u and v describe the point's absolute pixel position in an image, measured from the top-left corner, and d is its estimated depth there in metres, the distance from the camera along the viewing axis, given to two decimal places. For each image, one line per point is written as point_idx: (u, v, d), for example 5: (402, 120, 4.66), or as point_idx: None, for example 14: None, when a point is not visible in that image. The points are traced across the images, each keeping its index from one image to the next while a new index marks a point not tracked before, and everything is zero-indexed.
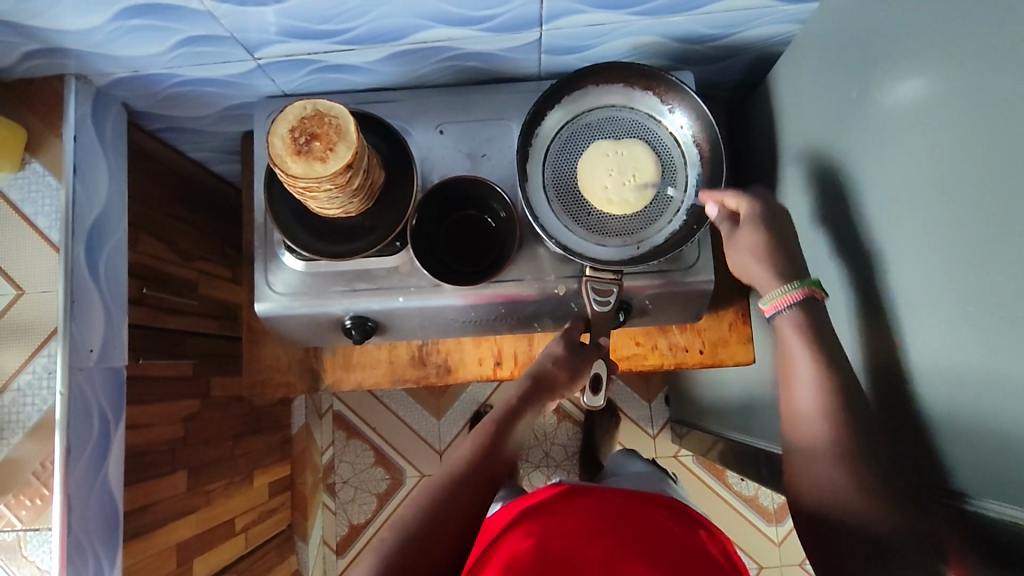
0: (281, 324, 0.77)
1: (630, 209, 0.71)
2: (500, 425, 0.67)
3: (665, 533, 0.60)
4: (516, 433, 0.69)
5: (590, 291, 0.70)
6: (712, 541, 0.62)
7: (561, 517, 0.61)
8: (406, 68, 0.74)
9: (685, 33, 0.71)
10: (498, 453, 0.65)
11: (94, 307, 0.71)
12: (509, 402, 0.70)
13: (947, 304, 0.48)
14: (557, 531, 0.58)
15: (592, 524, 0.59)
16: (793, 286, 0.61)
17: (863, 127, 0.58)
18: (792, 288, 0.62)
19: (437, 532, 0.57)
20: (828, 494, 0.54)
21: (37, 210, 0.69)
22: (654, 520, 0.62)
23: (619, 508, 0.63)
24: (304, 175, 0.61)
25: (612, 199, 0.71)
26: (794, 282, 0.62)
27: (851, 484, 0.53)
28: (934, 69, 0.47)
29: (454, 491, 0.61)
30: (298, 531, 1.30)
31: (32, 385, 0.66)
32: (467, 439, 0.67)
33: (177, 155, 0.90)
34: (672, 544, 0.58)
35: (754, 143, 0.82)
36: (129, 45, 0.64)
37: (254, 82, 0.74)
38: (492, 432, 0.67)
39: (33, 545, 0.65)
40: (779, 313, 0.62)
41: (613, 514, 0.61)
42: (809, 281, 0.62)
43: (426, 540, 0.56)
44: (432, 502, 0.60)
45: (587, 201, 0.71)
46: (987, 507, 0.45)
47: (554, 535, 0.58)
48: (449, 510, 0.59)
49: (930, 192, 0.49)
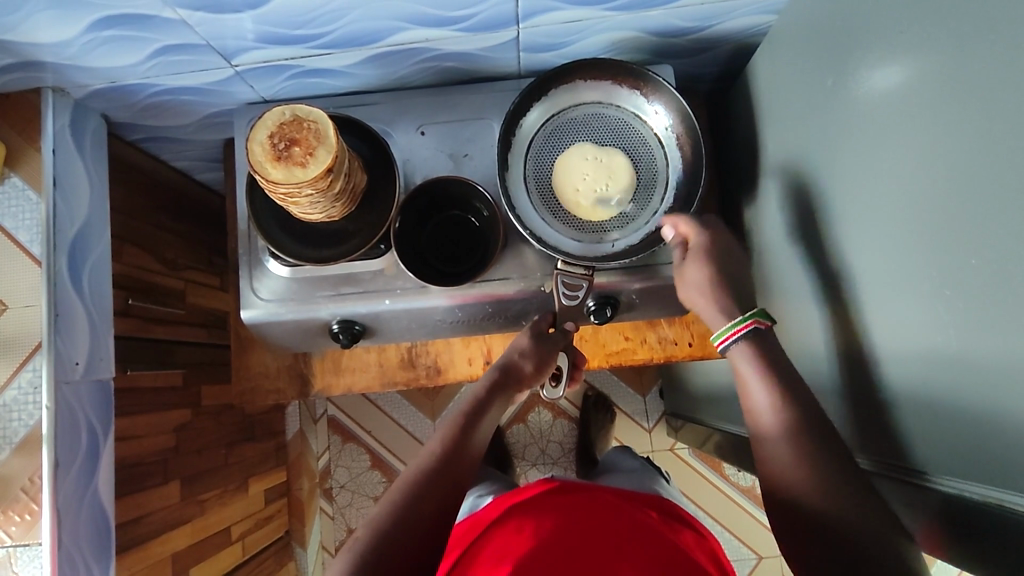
0: (269, 330, 0.77)
1: (597, 215, 0.72)
2: (468, 417, 0.66)
3: (647, 531, 0.60)
4: (482, 426, 0.66)
5: (560, 285, 0.69)
6: (698, 545, 0.63)
7: (543, 509, 0.63)
8: (385, 70, 0.74)
9: (662, 26, 0.71)
10: (467, 447, 0.63)
11: (78, 320, 0.71)
12: (476, 394, 0.69)
13: (924, 289, 0.48)
14: (543, 532, 0.59)
15: (578, 524, 0.59)
16: (734, 322, 0.61)
17: (839, 116, 0.58)
18: (739, 321, 0.61)
19: (415, 518, 0.56)
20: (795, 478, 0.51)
21: (17, 223, 0.68)
22: (630, 506, 0.65)
23: (597, 497, 0.66)
24: (284, 181, 0.61)
25: (581, 202, 0.71)
26: (739, 316, 0.61)
27: (826, 466, 0.51)
28: (908, 55, 0.48)
29: (423, 489, 0.58)
30: (297, 538, 1.30)
31: (18, 401, 0.66)
32: (435, 434, 0.64)
33: (159, 165, 0.90)
34: (649, 526, 0.61)
35: (736, 135, 0.82)
36: (104, 57, 0.64)
37: (233, 89, 0.74)
38: (459, 424, 0.65)
39: (25, 561, 0.65)
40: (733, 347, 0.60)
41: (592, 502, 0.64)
42: (755, 313, 0.61)
43: (395, 540, 0.54)
44: (402, 500, 0.57)
45: (560, 201, 0.72)
46: (970, 490, 0.45)
47: (537, 524, 0.61)
48: (417, 508, 0.56)
49: (905, 178, 0.49)
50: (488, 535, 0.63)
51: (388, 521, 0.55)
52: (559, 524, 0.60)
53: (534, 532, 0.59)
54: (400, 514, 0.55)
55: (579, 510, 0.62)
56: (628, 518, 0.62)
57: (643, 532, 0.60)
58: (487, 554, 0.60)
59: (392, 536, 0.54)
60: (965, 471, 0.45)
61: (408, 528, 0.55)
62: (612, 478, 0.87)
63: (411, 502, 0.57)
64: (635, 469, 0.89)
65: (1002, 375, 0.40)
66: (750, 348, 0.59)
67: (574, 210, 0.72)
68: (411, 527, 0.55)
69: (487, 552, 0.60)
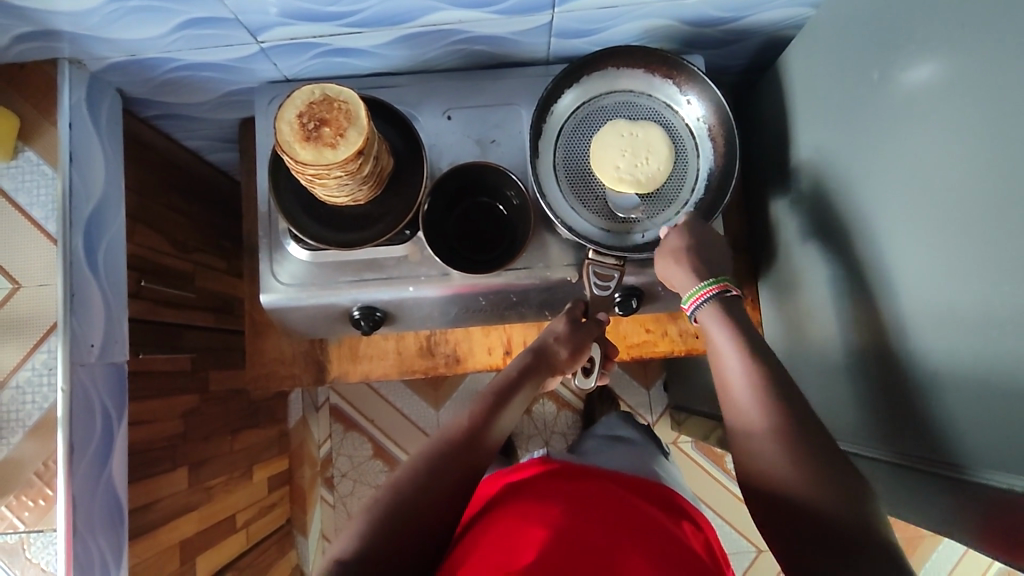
0: (287, 315, 0.75)
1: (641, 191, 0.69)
2: (500, 394, 0.64)
3: (658, 524, 0.60)
4: (515, 403, 0.65)
5: (591, 275, 0.68)
6: (696, 536, 0.64)
7: (560, 490, 0.63)
8: (414, 52, 0.73)
9: (696, 15, 0.70)
10: (496, 423, 0.62)
11: (93, 301, 0.68)
12: (509, 372, 0.66)
13: (964, 283, 0.48)
14: (567, 511, 0.58)
15: (597, 510, 0.59)
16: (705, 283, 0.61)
17: (878, 111, 0.58)
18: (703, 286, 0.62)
19: (431, 493, 0.55)
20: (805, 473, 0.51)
21: (31, 199, 0.66)
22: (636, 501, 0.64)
23: (607, 492, 0.64)
24: (313, 162, 0.60)
25: (623, 178, 0.69)
26: (705, 280, 0.62)
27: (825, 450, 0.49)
28: (960, 48, 0.47)
29: (448, 459, 0.57)
30: (297, 526, 1.28)
31: (32, 382, 0.63)
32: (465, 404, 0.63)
33: (171, 144, 0.88)
34: (659, 518, 0.62)
35: (762, 128, 0.82)
36: (128, 28, 0.62)
37: (255, 67, 0.72)
38: (491, 400, 0.63)
39: (38, 547, 0.63)
40: (701, 308, 0.61)
41: (603, 497, 0.63)
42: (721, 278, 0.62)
43: (414, 506, 0.53)
44: (426, 467, 0.56)
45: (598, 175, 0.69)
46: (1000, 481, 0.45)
47: (556, 503, 0.60)
48: (440, 478, 0.56)
49: (948, 173, 0.49)
50: (502, 505, 0.62)
51: (411, 487, 0.54)
52: (577, 507, 0.59)
53: (544, 518, 0.57)
54: (410, 501, 0.53)
55: (589, 504, 0.60)
56: (640, 509, 0.62)
57: (656, 532, 0.58)
58: (489, 527, 0.59)
59: (413, 505, 0.53)
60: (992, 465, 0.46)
61: (417, 517, 0.53)
62: (613, 445, 0.86)
63: (420, 489, 0.54)
64: (636, 444, 0.87)
65: None
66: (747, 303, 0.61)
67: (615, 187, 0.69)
68: (419, 515, 0.53)
69: (502, 520, 0.59)
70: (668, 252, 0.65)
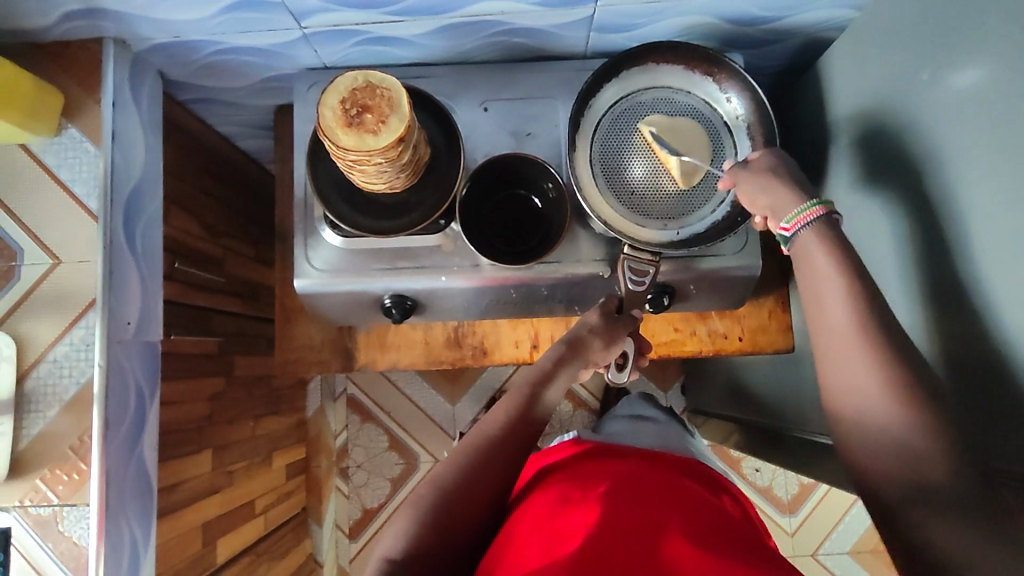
0: (318, 302, 0.75)
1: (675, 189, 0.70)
2: (535, 386, 0.63)
3: (706, 502, 0.60)
4: (549, 395, 0.64)
5: (625, 270, 0.68)
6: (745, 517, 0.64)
7: (599, 472, 0.63)
8: (453, 42, 0.73)
9: (738, 14, 0.70)
10: (531, 417, 0.61)
11: (130, 279, 0.68)
12: (542, 364, 0.65)
13: (1020, 286, 0.47)
14: (610, 490, 0.58)
15: (641, 488, 0.59)
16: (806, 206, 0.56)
17: (926, 111, 0.57)
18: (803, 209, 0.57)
19: (472, 494, 0.55)
20: (892, 457, 0.47)
21: (74, 176, 0.66)
22: (681, 480, 0.63)
23: (650, 471, 0.63)
24: (356, 147, 0.61)
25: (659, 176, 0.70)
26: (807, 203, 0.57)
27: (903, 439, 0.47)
28: (1017, 46, 0.46)
29: (487, 459, 0.57)
30: (313, 513, 1.29)
31: (70, 357, 0.64)
32: (500, 399, 0.62)
33: (205, 128, 0.88)
34: (705, 496, 0.61)
35: (801, 129, 0.81)
36: (175, 8, 0.62)
37: (296, 53, 0.73)
38: (526, 394, 0.62)
39: (70, 521, 0.63)
40: (801, 231, 0.56)
41: (646, 476, 0.62)
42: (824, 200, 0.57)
43: (456, 509, 0.54)
44: (466, 467, 0.56)
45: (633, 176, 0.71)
46: None
47: (598, 484, 0.60)
48: (480, 478, 0.56)
49: (1003, 174, 0.49)
50: (542, 492, 0.62)
51: (453, 487, 0.54)
52: (620, 486, 0.59)
53: (586, 500, 0.57)
54: (455, 487, 0.54)
55: (631, 483, 0.60)
56: (685, 487, 0.62)
57: (701, 511, 0.57)
58: (532, 507, 0.59)
59: (456, 506, 0.54)
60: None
61: (462, 501, 0.54)
62: (639, 424, 0.85)
63: (466, 474, 0.55)
64: (659, 421, 0.87)
65: None
66: (820, 241, 0.55)
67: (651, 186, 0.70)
68: (466, 500, 0.54)
69: (542, 506, 0.59)
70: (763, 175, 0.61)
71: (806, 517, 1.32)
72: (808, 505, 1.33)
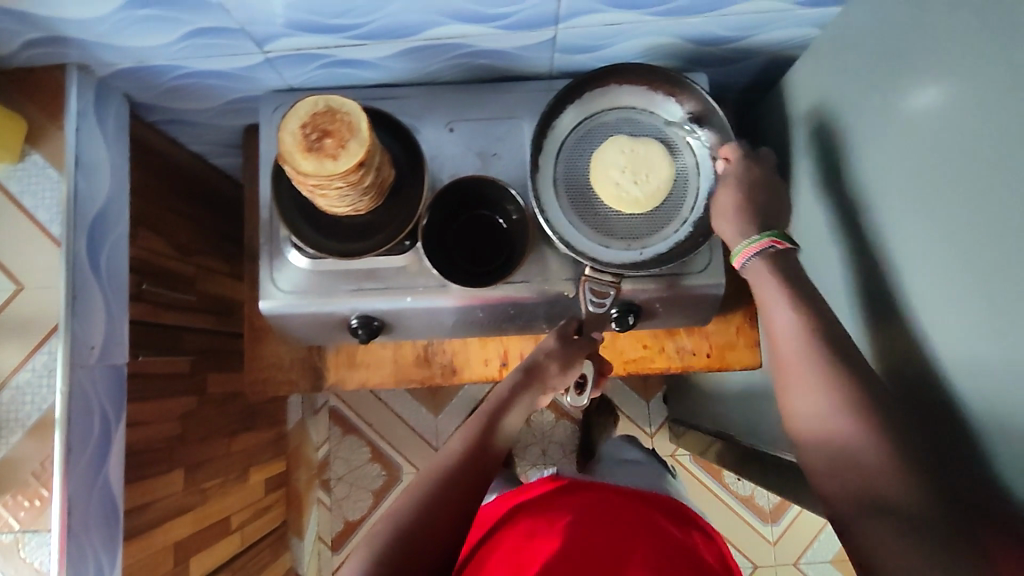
0: (286, 322, 0.75)
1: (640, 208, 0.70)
2: (492, 415, 0.65)
3: (662, 532, 0.64)
4: (507, 422, 0.65)
5: (587, 292, 0.69)
6: (706, 543, 0.67)
7: (562, 505, 0.67)
8: (418, 64, 0.73)
9: (700, 34, 0.70)
10: (490, 445, 0.63)
11: (95, 304, 0.69)
12: (500, 393, 0.67)
13: (969, 314, 0.47)
14: (570, 524, 0.62)
15: (599, 521, 0.63)
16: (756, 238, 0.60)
17: (879, 135, 0.57)
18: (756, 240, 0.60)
19: (432, 521, 0.55)
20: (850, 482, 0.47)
21: (37, 202, 0.66)
22: (641, 511, 0.67)
23: (616, 510, 0.66)
24: (315, 173, 0.60)
25: (622, 196, 0.70)
26: (757, 235, 0.60)
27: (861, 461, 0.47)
28: (961, 75, 0.47)
29: (445, 488, 0.58)
30: (293, 527, 1.28)
31: (32, 383, 0.64)
32: (459, 429, 0.64)
33: (175, 148, 0.88)
34: (662, 525, 0.65)
35: (767, 146, 0.82)
36: (135, 36, 0.62)
37: (260, 75, 0.73)
38: (483, 422, 0.64)
39: (32, 547, 0.63)
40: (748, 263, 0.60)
41: (606, 509, 0.66)
42: (773, 233, 0.60)
43: (417, 539, 0.54)
44: (424, 497, 0.57)
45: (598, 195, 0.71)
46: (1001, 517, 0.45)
47: (559, 518, 0.64)
48: (438, 507, 0.56)
49: (949, 201, 0.49)
50: (509, 526, 0.66)
51: (412, 516, 0.55)
52: (580, 519, 0.63)
53: (547, 534, 0.62)
54: (420, 521, 0.55)
55: (591, 518, 0.64)
56: (643, 517, 0.65)
57: (658, 544, 0.61)
58: (501, 555, 0.62)
59: (416, 534, 0.54)
60: (992, 498, 0.46)
61: (429, 535, 0.55)
62: (619, 467, 0.89)
63: (424, 504, 0.56)
64: (640, 463, 0.90)
65: None
66: (771, 278, 0.58)
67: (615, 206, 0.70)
68: (426, 529, 0.55)
69: (508, 544, 0.63)
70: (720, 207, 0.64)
71: (788, 526, 1.32)
72: (789, 514, 1.33)
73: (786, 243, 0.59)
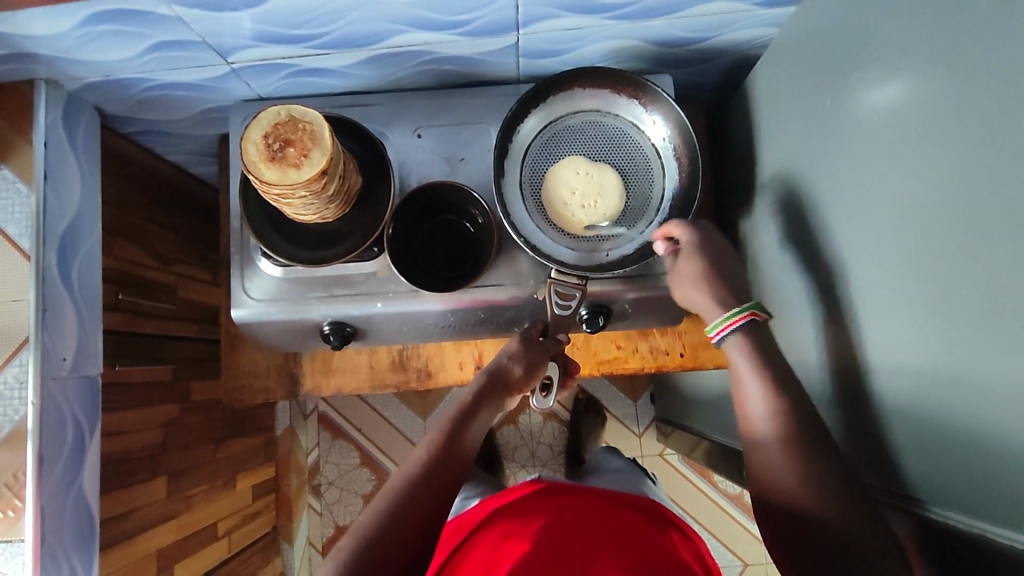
0: (259, 330, 0.76)
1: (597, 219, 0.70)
2: (457, 421, 0.66)
3: (633, 530, 0.63)
4: (472, 430, 0.67)
5: (552, 294, 0.69)
6: (682, 542, 0.67)
7: (533, 508, 0.67)
8: (384, 71, 0.74)
9: (663, 36, 0.70)
10: (456, 449, 0.64)
11: (66, 315, 0.70)
12: (464, 400, 0.69)
13: (916, 317, 0.47)
14: (540, 527, 0.62)
15: (569, 522, 0.63)
16: (737, 311, 0.63)
17: (834, 135, 0.58)
18: (736, 312, 0.63)
19: (401, 526, 0.56)
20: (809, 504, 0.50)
21: (7, 217, 0.68)
22: (614, 511, 0.67)
23: (587, 510, 0.66)
24: (278, 182, 0.60)
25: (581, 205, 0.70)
26: (738, 307, 0.64)
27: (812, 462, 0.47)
28: (906, 77, 0.47)
29: (411, 494, 0.58)
30: (283, 534, 1.29)
31: (4, 395, 0.65)
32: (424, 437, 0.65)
33: (154, 158, 0.89)
34: (634, 524, 0.65)
35: (736, 145, 0.82)
36: (99, 51, 0.63)
37: (229, 86, 0.74)
38: (448, 429, 0.65)
39: (6, 557, 0.64)
40: (726, 338, 0.63)
41: (578, 510, 0.66)
42: (753, 305, 0.63)
43: (385, 543, 0.54)
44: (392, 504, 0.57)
45: (557, 204, 0.70)
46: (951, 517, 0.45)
47: (529, 521, 0.64)
48: (406, 512, 0.57)
49: (898, 204, 0.49)
50: (481, 534, 0.66)
51: (380, 522, 0.55)
52: (550, 521, 0.63)
53: (518, 538, 0.61)
54: (387, 519, 0.56)
55: (562, 519, 0.63)
56: (615, 517, 0.65)
57: (629, 542, 0.61)
58: (474, 562, 0.62)
59: (385, 538, 0.54)
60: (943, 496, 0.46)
61: (397, 533, 0.55)
62: (600, 479, 0.90)
63: (392, 510, 0.56)
64: (621, 472, 0.91)
65: (985, 403, 0.41)
66: (744, 340, 0.62)
67: (573, 213, 0.70)
68: (394, 535, 0.55)
69: (479, 553, 0.63)
70: (686, 278, 0.67)
71: None
72: None
73: (762, 315, 0.63)
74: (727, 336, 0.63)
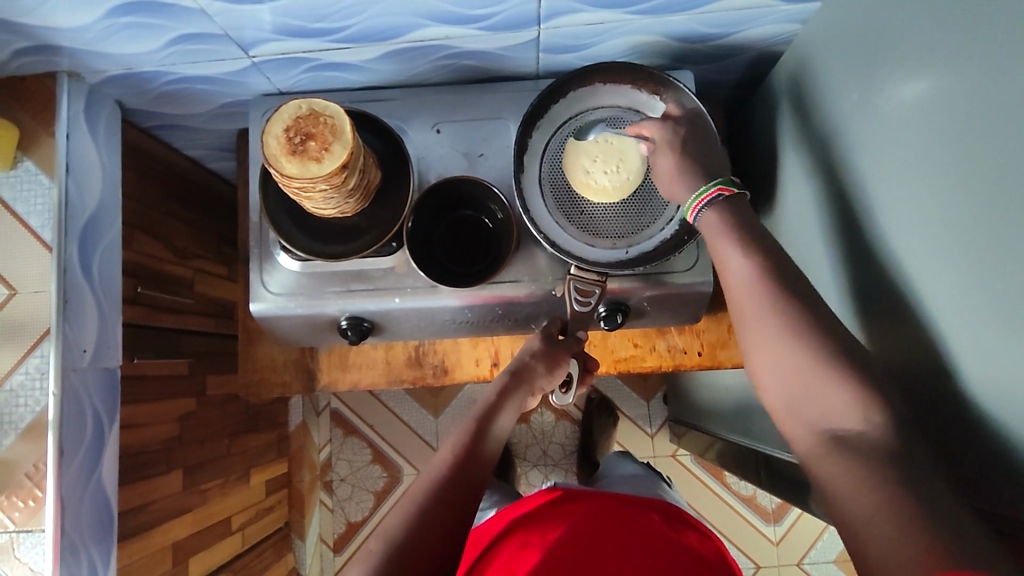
0: (276, 324, 0.76)
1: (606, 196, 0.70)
2: (481, 421, 0.65)
3: (658, 536, 0.63)
4: (495, 427, 0.66)
5: (572, 291, 0.68)
6: (708, 547, 0.66)
7: (557, 513, 0.66)
8: (404, 66, 0.74)
9: (684, 32, 0.70)
10: (481, 450, 0.63)
11: (87, 306, 0.70)
12: (487, 399, 0.68)
13: (952, 315, 0.46)
14: (565, 534, 0.62)
15: (595, 529, 0.62)
16: (703, 188, 0.59)
17: (861, 130, 0.57)
18: (704, 189, 0.59)
19: (430, 528, 0.55)
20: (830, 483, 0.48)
21: (29, 208, 0.68)
22: (638, 516, 0.66)
23: (611, 515, 0.65)
24: (298, 175, 0.60)
25: (594, 183, 0.69)
26: (704, 184, 0.59)
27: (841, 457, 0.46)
28: (934, 70, 0.46)
29: (439, 496, 0.58)
30: (296, 529, 1.29)
31: (24, 386, 0.65)
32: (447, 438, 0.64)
33: (172, 153, 0.90)
34: (659, 529, 0.64)
35: (756, 142, 0.81)
36: (121, 43, 0.63)
37: (249, 80, 0.74)
38: (471, 429, 0.64)
39: (26, 547, 0.65)
40: (704, 213, 0.58)
41: (602, 516, 0.65)
42: (720, 180, 0.59)
43: (416, 546, 0.53)
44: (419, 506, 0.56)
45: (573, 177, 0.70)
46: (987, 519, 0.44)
47: (554, 528, 0.64)
48: (434, 514, 0.56)
49: (931, 199, 0.48)
50: (504, 541, 0.65)
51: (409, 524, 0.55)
52: (575, 528, 0.63)
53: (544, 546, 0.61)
54: (417, 521, 0.55)
55: (587, 526, 0.63)
56: (640, 522, 0.65)
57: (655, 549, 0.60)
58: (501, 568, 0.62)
59: (416, 540, 0.54)
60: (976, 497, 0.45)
61: (427, 534, 0.54)
62: (615, 481, 0.89)
63: (421, 513, 0.56)
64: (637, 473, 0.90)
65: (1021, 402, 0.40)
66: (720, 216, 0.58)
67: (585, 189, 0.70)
68: (424, 537, 0.54)
69: (504, 560, 0.63)
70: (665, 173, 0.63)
71: (791, 526, 1.31)
72: (792, 513, 1.32)
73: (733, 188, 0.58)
74: (702, 213, 0.59)
